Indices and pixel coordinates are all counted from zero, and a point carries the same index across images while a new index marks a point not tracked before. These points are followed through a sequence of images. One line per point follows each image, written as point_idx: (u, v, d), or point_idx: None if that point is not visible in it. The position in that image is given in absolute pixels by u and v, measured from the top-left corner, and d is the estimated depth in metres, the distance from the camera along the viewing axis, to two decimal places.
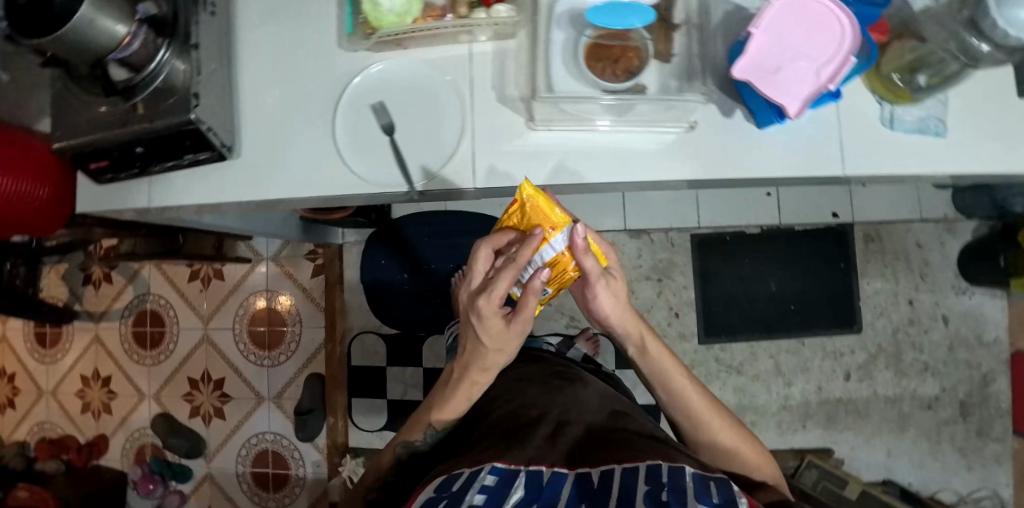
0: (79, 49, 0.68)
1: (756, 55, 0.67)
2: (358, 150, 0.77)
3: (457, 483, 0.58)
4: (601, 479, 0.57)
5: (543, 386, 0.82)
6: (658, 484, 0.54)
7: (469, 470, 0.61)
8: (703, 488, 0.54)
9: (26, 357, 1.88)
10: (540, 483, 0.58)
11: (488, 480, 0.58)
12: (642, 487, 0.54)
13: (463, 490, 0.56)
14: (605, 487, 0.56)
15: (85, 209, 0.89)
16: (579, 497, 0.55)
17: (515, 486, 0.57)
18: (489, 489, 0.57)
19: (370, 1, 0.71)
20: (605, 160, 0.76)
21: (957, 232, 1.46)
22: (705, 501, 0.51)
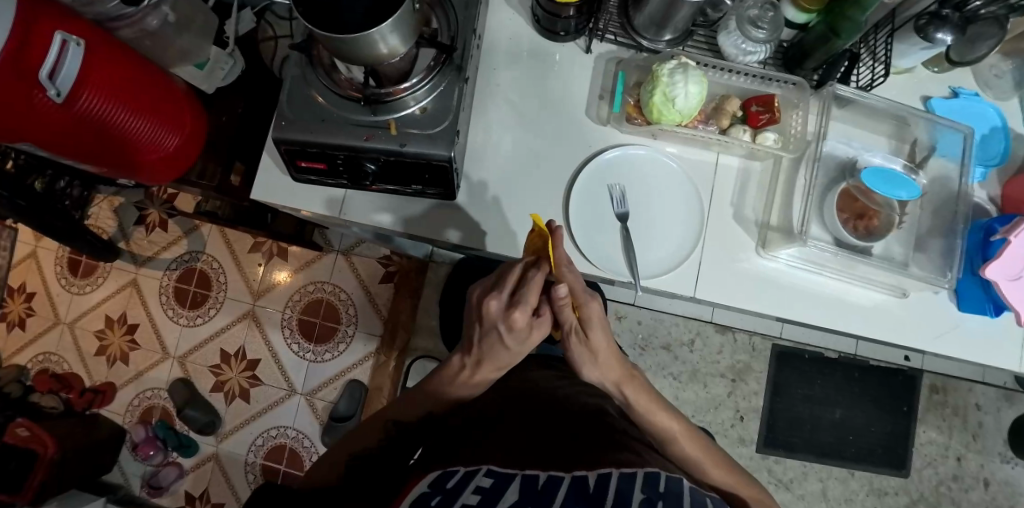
0: (356, 53, 0.65)
1: (1005, 261, 0.75)
2: (592, 228, 0.79)
3: (453, 481, 0.56)
4: (598, 483, 0.54)
5: (542, 389, 0.79)
6: (657, 497, 0.52)
7: (465, 469, 0.58)
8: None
9: (52, 282, 1.75)
10: (534, 487, 0.54)
11: (485, 483, 0.55)
12: (641, 498, 0.52)
13: (458, 492, 0.53)
14: (604, 493, 0.52)
15: (258, 197, 0.83)
16: (576, 501, 0.51)
17: (509, 490, 0.53)
18: (486, 490, 0.54)
19: (666, 95, 0.71)
20: (816, 303, 0.81)
21: (1012, 403, 1.53)
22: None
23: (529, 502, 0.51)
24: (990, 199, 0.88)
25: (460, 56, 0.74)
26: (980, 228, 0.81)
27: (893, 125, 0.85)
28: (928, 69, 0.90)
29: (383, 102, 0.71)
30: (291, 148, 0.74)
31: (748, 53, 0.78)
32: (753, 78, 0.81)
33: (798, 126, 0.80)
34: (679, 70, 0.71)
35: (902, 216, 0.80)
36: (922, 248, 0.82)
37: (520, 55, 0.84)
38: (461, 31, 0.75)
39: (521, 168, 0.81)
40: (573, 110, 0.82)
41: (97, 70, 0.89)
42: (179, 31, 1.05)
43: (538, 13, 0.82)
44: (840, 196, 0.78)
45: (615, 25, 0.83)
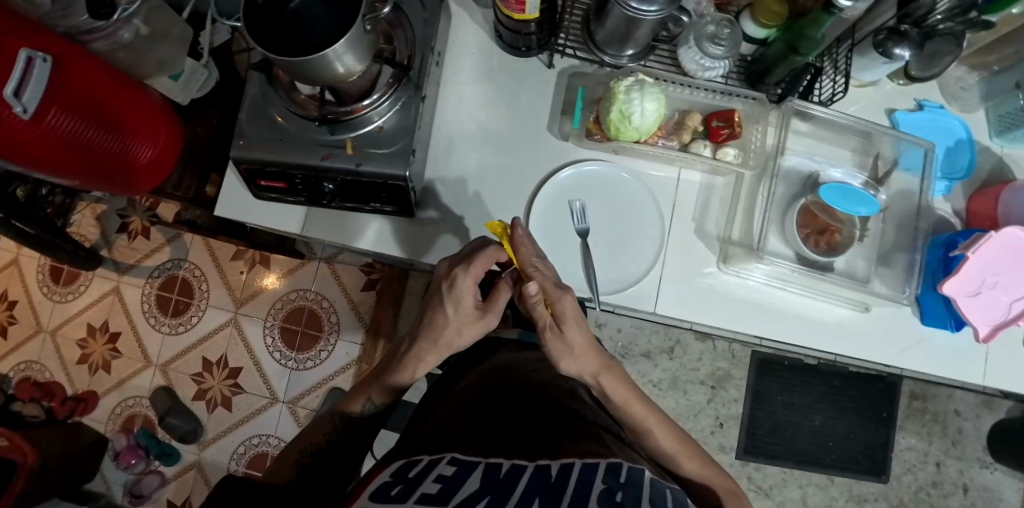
0: (312, 76, 0.65)
1: (965, 278, 0.75)
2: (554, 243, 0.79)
3: (416, 470, 0.54)
4: (560, 474, 0.53)
5: (512, 373, 0.78)
6: (616, 486, 0.52)
7: (429, 459, 0.57)
8: (659, 498, 0.52)
9: (34, 290, 1.69)
10: (495, 475, 0.53)
11: (447, 471, 0.54)
12: (599, 487, 0.51)
13: (421, 479, 0.51)
14: (564, 482, 0.52)
15: (224, 213, 0.84)
16: (536, 489, 0.50)
17: (470, 477, 0.52)
18: (446, 480, 0.52)
19: (622, 112, 0.72)
20: (779, 318, 0.81)
21: (992, 409, 1.53)
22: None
23: (490, 489, 0.50)
24: (956, 212, 0.87)
25: (417, 74, 0.74)
26: (942, 244, 0.80)
27: (859, 140, 0.85)
28: (891, 82, 0.88)
29: (342, 120, 0.71)
30: (251, 168, 0.74)
31: (708, 69, 0.78)
32: (715, 93, 0.81)
33: (758, 140, 0.79)
34: (635, 88, 0.72)
35: (864, 231, 0.81)
36: (886, 264, 0.82)
37: (483, 70, 0.84)
38: (418, 49, 0.75)
39: (482, 183, 0.81)
40: (536, 126, 0.83)
41: (65, 85, 0.85)
42: (154, 43, 0.98)
43: (500, 28, 0.81)
44: (801, 213, 0.78)
45: (575, 41, 0.83)
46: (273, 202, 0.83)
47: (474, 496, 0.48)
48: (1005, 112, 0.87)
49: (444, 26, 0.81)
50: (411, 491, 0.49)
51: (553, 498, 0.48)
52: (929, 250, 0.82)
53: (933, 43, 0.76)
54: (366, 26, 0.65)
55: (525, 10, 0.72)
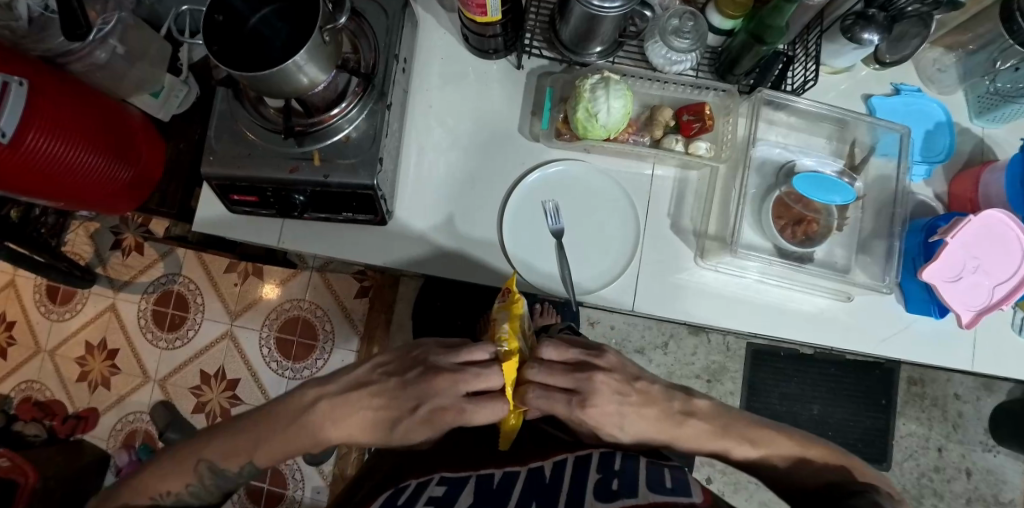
0: (273, 90, 0.65)
1: (945, 263, 0.74)
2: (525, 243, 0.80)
3: (405, 497, 0.54)
4: (552, 475, 0.55)
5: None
6: (611, 474, 0.55)
7: (418, 483, 0.57)
8: (656, 477, 0.54)
9: (32, 310, 1.69)
10: (488, 486, 0.54)
11: (439, 491, 0.54)
12: (595, 480, 0.54)
13: (414, 504, 0.52)
14: (559, 483, 0.54)
15: (201, 229, 0.84)
16: (531, 494, 0.52)
17: (464, 493, 0.53)
18: (440, 499, 0.53)
19: (589, 111, 0.71)
20: (759, 311, 0.81)
21: (993, 392, 1.52)
22: (659, 490, 0.51)
23: (486, 501, 0.52)
24: (937, 196, 0.86)
25: (381, 82, 0.74)
26: (922, 228, 0.80)
27: (833, 127, 0.84)
28: (867, 66, 0.87)
29: (309, 132, 0.71)
30: (221, 183, 0.75)
31: (676, 62, 0.77)
32: (687, 87, 0.80)
33: (730, 132, 0.78)
34: (601, 86, 0.71)
35: (842, 220, 0.80)
36: (866, 251, 0.81)
37: (452, 75, 0.84)
38: (384, 56, 0.75)
39: (455, 189, 0.82)
40: (507, 128, 0.83)
41: (43, 107, 0.84)
42: (133, 62, 0.99)
43: (465, 33, 0.81)
44: (775, 204, 0.78)
45: (541, 40, 0.83)
46: (245, 217, 0.83)
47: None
48: (982, 94, 0.86)
49: (411, 33, 0.81)
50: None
51: (549, 501, 0.50)
52: (909, 235, 0.81)
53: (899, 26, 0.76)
54: (326, 36, 0.64)
55: (487, 13, 0.71)
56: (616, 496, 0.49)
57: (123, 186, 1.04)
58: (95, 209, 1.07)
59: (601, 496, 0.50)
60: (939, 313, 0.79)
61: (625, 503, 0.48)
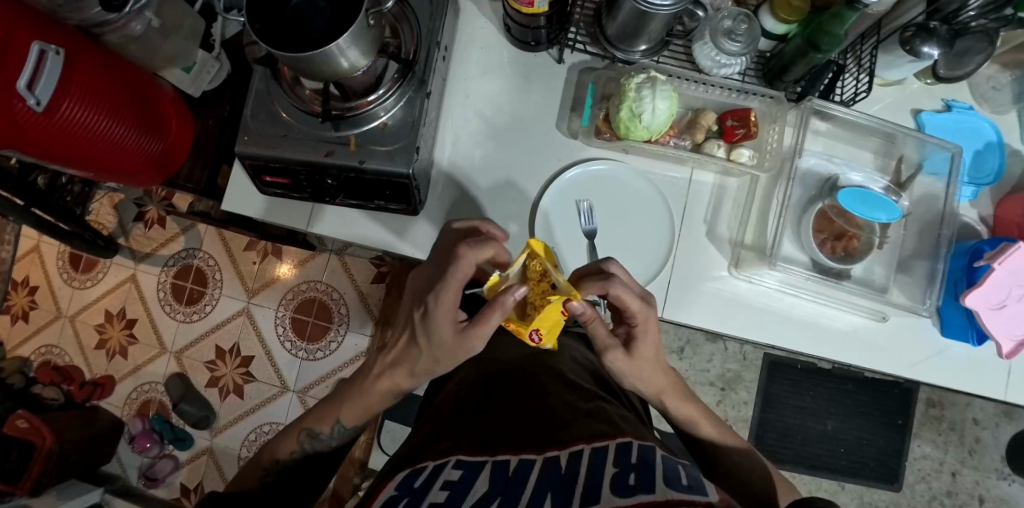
0: (312, 72, 0.64)
1: (989, 290, 0.72)
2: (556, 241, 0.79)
3: (421, 480, 0.51)
4: (570, 464, 0.49)
5: (513, 361, 0.75)
6: (629, 468, 0.47)
7: (434, 465, 0.54)
8: (673, 473, 0.45)
9: (55, 276, 1.72)
10: (503, 474, 0.49)
11: (454, 476, 0.50)
12: (611, 473, 0.46)
13: (428, 489, 0.48)
14: (575, 473, 0.47)
15: (230, 209, 0.84)
16: (545, 484, 0.46)
17: (478, 480, 0.49)
18: (454, 485, 0.49)
19: (632, 111, 0.70)
20: (791, 326, 0.79)
21: (1013, 420, 1.48)
22: (677, 486, 0.42)
23: (500, 490, 0.47)
24: (982, 219, 0.83)
25: (422, 70, 0.73)
26: (966, 251, 0.77)
27: (881, 141, 0.81)
28: (920, 80, 0.84)
29: (346, 117, 0.71)
30: (255, 163, 0.74)
31: (723, 66, 0.75)
32: (731, 91, 0.78)
33: (774, 141, 0.76)
34: (647, 85, 0.69)
35: (884, 238, 0.77)
36: (906, 271, 0.78)
37: (490, 66, 0.83)
38: (425, 43, 0.74)
39: (487, 182, 0.81)
40: (544, 123, 0.82)
41: (77, 77, 0.84)
42: (167, 35, 0.98)
43: (508, 23, 0.80)
44: (816, 217, 0.76)
45: (585, 35, 0.81)
46: (275, 198, 0.83)
47: (481, 500, 0.45)
48: None
49: (452, 20, 0.79)
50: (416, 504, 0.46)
51: (564, 493, 0.44)
52: (953, 257, 0.79)
53: (963, 41, 0.73)
54: (369, 21, 0.63)
55: (534, 3, 0.70)
56: (630, 491, 0.41)
57: (151, 159, 1.04)
58: (124, 180, 1.06)
59: (616, 491, 0.42)
60: (978, 340, 0.77)
61: (638, 498, 0.40)
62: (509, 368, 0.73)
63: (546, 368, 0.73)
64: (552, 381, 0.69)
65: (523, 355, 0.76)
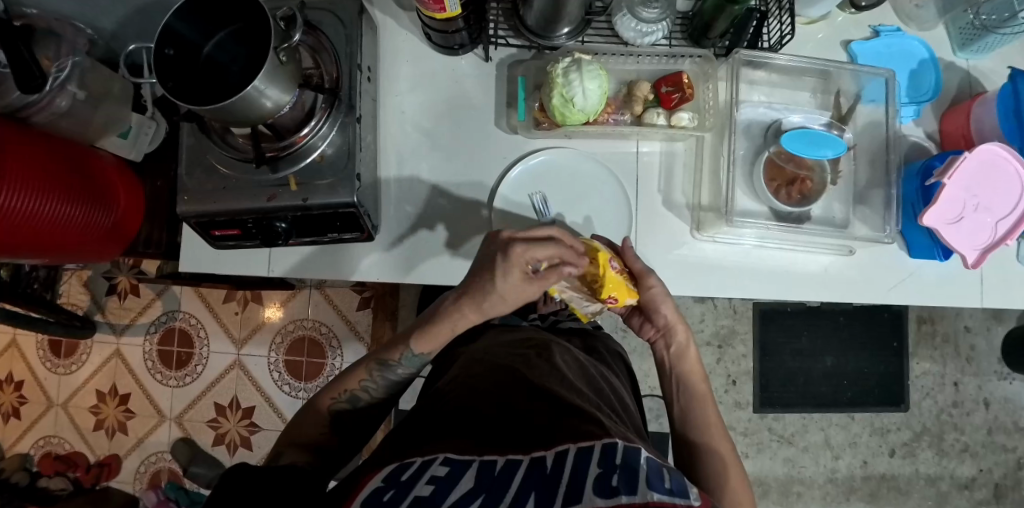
0: (237, 118, 0.62)
1: (942, 206, 0.73)
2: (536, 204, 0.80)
3: (408, 473, 0.51)
4: (556, 464, 0.50)
5: (503, 361, 0.74)
6: (613, 468, 0.47)
7: (421, 460, 0.53)
8: (656, 476, 0.46)
9: (37, 366, 1.68)
10: (489, 475, 0.49)
11: (441, 471, 0.50)
12: (593, 474, 0.46)
13: (414, 481, 0.48)
14: (560, 472, 0.48)
15: (188, 268, 0.83)
16: (529, 484, 0.47)
17: (465, 479, 0.49)
18: (441, 481, 0.49)
19: (563, 97, 0.69)
20: (763, 277, 0.79)
21: (1003, 320, 1.51)
22: (658, 487, 0.43)
23: (485, 487, 0.47)
24: (929, 136, 0.84)
25: (349, 94, 0.73)
26: (918, 172, 0.78)
27: (817, 79, 0.81)
28: (842, 12, 0.85)
29: (282, 156, 0.70)
30: (200, 220, 0.73)
31: (647, 34, 0.75)
32: (661, 57, 0.78)
33: (712, 98, 0.76)
34: (573, 68, 0.69)
35: (835, 173, 0.78)
36: (864, 202, 0.79)
37: (421, 77, 0.82)
38: (348, 66, 0.73)
39: (440, 194, 0.80)
40: (482, 125, 0.81)
41: (12, 168, 0.80)
42: (97, 104, 0.94)
43: (428, 31, 0.79)
44: (767, 166, 0.76)
45: (507, 29, 0.81)
46: (232, 250, 0.82)
47: (466, 499, 0.45)
48: (963, 27, 0.83)
49: (371, 38, 0.79)
50: (401, 497, 0.46)
51: (547, 493, 0.45)
52: (907, 181, 0.79)
53: None
54: (283, 57, 0.62)
55: (446, 8, 0.68)
56: (611, 491, 0.42)
57: (103, 231, 1.01)
58: (81, 258, 1.03)
59: (598, 491, 0.43)
60: (947, 256, 0.77)
61: (619, 501, 0.40)
62: (497, 364, 0.72)
63: (533, 365, 0.72)
64: (541, 376, 0.69)
65: (513, 352, 0.76)
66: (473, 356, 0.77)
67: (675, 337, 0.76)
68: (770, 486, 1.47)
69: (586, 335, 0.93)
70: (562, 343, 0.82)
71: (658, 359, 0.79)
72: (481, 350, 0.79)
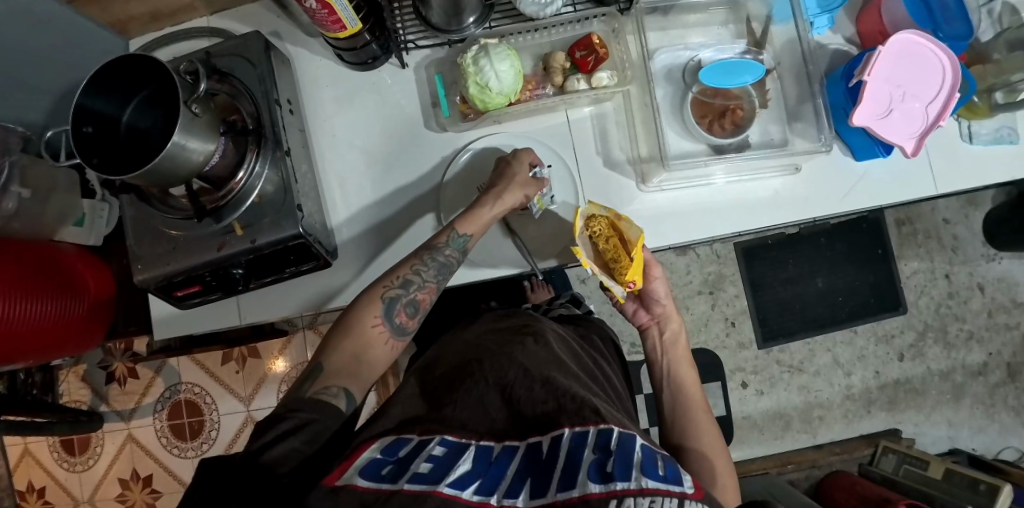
0: (168, 178, 0.63)
1: (869, 102, 0.74)
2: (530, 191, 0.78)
3: (406, 450, 0.53)
4: (551, 447, 0.51)
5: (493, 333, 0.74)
6: (605, 452, 0.49)
7: (419, 440, 0.55)
8: (649, 462, 0.48)
9: (55, 469, 1.68)
10: (485, 460, 0.51)
11: (437, 450, 0.52)
12: (587, 457, 0.48)
13: (411, 459, 0.51)
14: (555, 457, 0.50)
15: (164, 334, 0.83)
16: (525, 473, 0.49)
17: (463, 459, 0.51)
18: (438, 458, 0.51)
19: (478, 85, 0.70)
20: (717, 213, 0.80)
21: (978, 204, 1.52)
22: (652, 475, 0.45)
23: (481, 473, 0.49)
24: (848, 40, 0.85)
25: (272, 130, 0.73)
26: (841, 77, 0.78)
27: (726, 10, 0.82)
28: None
29: (223, 205, 0.70)
30: (161, 285, 0.73)
31: (547, 5, 0.73)
32: (570, 24, 0.78)
33: (625, 54, 0.77)
34: (482, 54, 0.70)
35: (762, 97, 0.79)
36: (798, 118, 0.80)
37: (344, 98, 0.83)
38: (263, 101, 0.74)
39: (387, 205, 0.82)
40: (414, 131, 0.82)
41: None
42: (45, 198, 0.94)
43: (338, 52, 0.79)
44: (694, 106, 0.77)
45: (415, 31, 0.81)
46: (201, 307, 0.83)
47: (462, 480, 0.48)
48: None
49: (286, 72, 0.79)
50: (398, 476, 0.47)
51: (543, 481, 0.47)
52: (834, 87, 0.80)
53: None
54: (196, 109, 0.62)
55: (346, 26, 0.69)
56: (604, 477, 0.44)
57: (78, 319, 1.00)
58: (62, 351, 1.02)
59: (591, 475, 0.45)
60: (890, 151, 0.78)
61: (613, 488, 0.43)
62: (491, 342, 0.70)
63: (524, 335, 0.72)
64: (535, 354, 0.67)
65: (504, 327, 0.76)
66: (467, 333, 0.77)
67: (666, 327, 0.80)
68: (791, 417, 1.49)
69: (571, 317, 0.94)
70: (554, 327, 0.80)
71: (649, 350, 0.80)
72: (474, 331, 0.77)
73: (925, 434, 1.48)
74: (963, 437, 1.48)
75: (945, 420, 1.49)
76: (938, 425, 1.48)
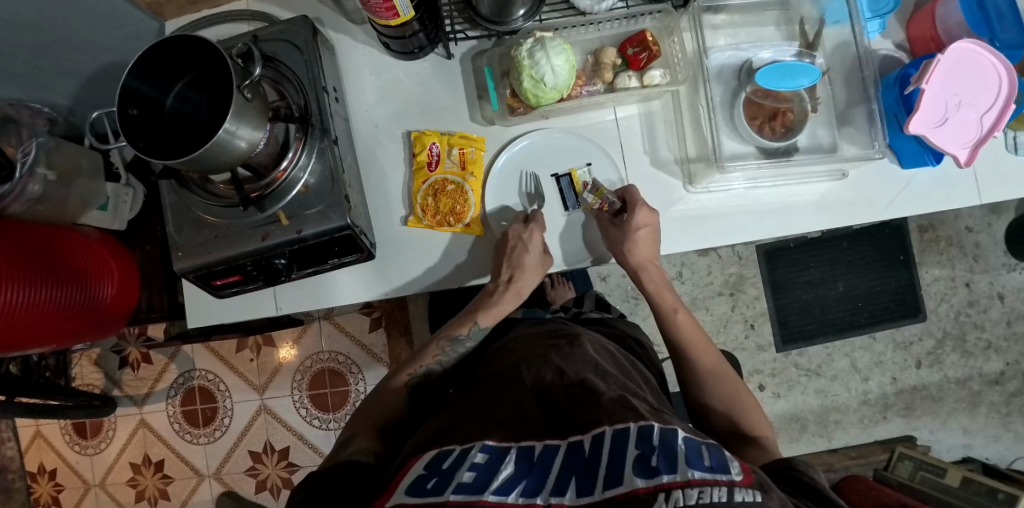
0: (214, 164, 0.61)
1: (925, 109, 0.73)
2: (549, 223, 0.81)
3: (449, 460, 0.50)
4: (593, 446, 0.50)
5: (526, 345, 0.71)
6: (648, 447, 0.48)
7: (461, 447, 0.52)
8: (693, 454, 0.47)
9: (67, 452, 1.67)
10: (528, 462, 0.50)
11: (479, 458, 0.50)
12: (632, 454, 0.47)
13: (456, 468, 0.48)
14: (598, 456, 0.48)
15: (199, 323, 0.83)
16: (567, 470, 0.48)
17: (505, 463, 0.49)
18: (480, 466, 0.49)
19: (534, 79, 0.69)
20: (761, 217, 0.80)
21: (1002, 212, 1.51)
22: (697, 466, 0.44)
23: (524, 473, 0.48)
24: (898, 46, 0.84)
25: (319, 118, 0.72)
26: (895, 82, 0.78)
27: (777, 11, 0.81)
28: None
29: (267, 194, 0.69)
30: (199, 273, 0.73)
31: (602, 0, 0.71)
32: (620, 20, 0.77)
33: (679, 50, 0.76)
34: (537, 48, 0.68)
35: (814, 100, 0.78)
36: (847, 122, 0.79)
37: (386, 87, 0.82)
38: (310, 89, 0.72)
39: None
40: (456, 125, 0.81)
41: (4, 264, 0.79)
42: (69, 182, 0.92)
43: (385, 41, 0.78)
44: (745, 107, 0.76)
45: (462, 22, 0.80)
46: (236, 296, 0.82)
47: (506, 485, 0.46)
48: None
49: (330, 59, 0.78)
50: (444, 484, 0.46)
51: (587, 476, 0.46)
52: (886, 92, 0.79)
53: None
54: (246, 94, 0.61)
55: (398, 14, 0.67)
56: (650, 472, 0.44)
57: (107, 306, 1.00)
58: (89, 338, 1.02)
59: (637, 471, 0.44)
60: (939, 158, 0.77)
61: (660, 481, 0.42)
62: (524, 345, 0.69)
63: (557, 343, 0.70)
64: (571, 357, 0.66)
65: (538, 337, 0.73)
66: (498, 345, 0.75)
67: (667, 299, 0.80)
68: (808, 420, 1.49)
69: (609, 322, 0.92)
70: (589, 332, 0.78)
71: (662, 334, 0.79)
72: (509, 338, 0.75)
73: (940, 441, 1.49)
74: (978, 445, 1.48)
75: (960, 428, 1.49)
76: (953, 433, 1.49)
